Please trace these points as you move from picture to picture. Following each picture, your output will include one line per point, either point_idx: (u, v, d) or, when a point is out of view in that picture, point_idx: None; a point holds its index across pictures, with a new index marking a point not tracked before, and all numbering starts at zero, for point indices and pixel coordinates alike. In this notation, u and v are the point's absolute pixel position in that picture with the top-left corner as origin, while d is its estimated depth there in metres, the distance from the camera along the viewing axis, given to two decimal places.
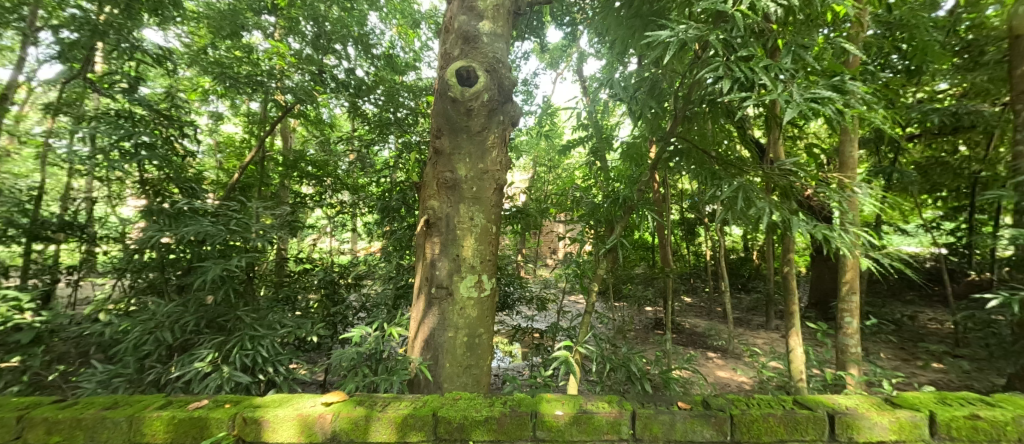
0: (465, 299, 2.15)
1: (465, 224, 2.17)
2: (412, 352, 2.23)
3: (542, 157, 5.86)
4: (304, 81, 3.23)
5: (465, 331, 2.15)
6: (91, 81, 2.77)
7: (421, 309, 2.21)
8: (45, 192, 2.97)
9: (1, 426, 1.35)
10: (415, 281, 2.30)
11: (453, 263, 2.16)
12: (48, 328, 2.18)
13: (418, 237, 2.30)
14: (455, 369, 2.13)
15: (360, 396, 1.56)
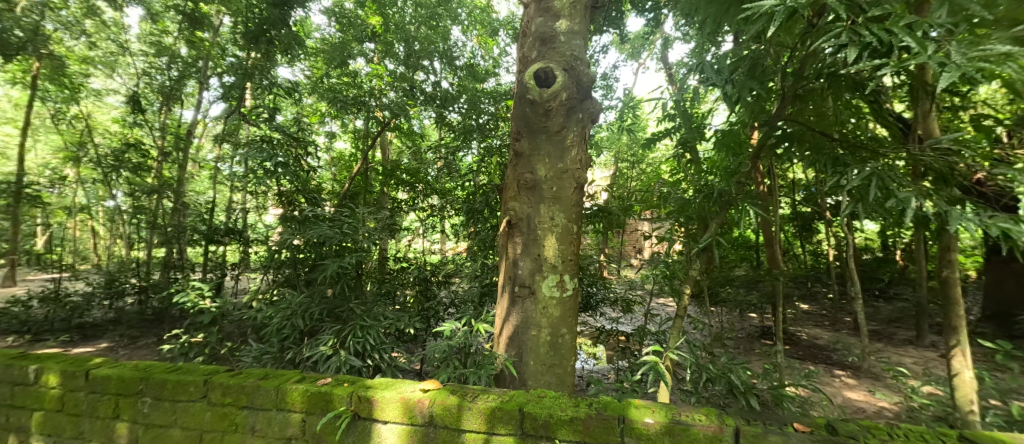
0: (548, 299, 2.18)
1: (546, 224, 2.20)
2: (497, 348, 2.33)
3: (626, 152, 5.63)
4: (398, 97, 3.64)
5: (548, 330, 2.18)
6: (244, 114, 3.46)
7: (505, 307, 2.30)
8: (215, 204, 4.23)
9: (195, 386, 1.77)
10: (499, 280, 2.40)
11: (534, 263, 2.20)
12: (220, 312, 2.75)
13: (501, 237, 2.39)
14: (539, 367, 2.17)
15: (452, 385, 1.68)
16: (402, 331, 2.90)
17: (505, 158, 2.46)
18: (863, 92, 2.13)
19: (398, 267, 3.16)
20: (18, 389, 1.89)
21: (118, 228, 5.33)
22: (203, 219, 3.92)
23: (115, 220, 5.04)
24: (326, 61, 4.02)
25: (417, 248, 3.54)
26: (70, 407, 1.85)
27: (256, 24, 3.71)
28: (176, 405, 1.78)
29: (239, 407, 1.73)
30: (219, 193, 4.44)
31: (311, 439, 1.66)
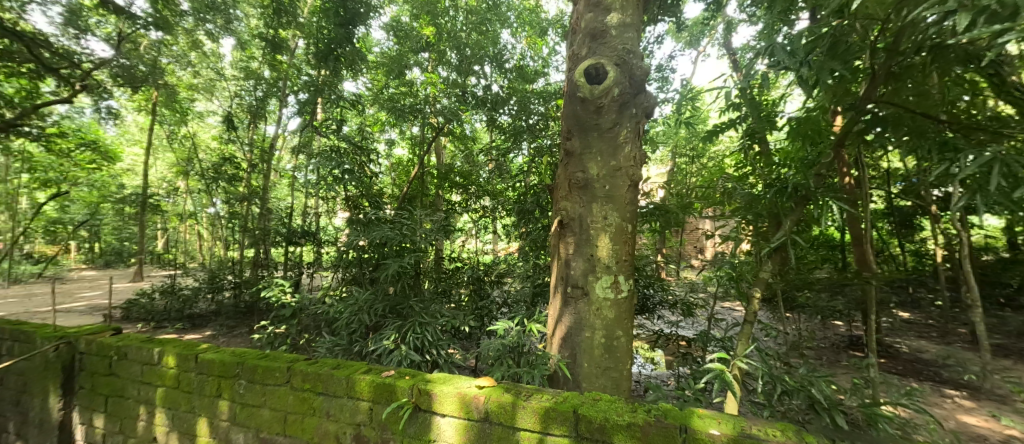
0: (602, 300, 2.13)
1: (599, 224, 2.15)
2: (550, 349, 2.32)
3: (685, 146, 5.33)
4: (451, 103, 3.78)
5: (602, 332, 2.12)
6: (316, 127, 3.81)
7: (558, 307, 2.28)
8: (294, 209, 4.71)
9: (279, 372, 1.98)
10: (551, 280, 2.39)
11: (587, 263, 2.16)
12: (297, 306, 3.05)
13: (553, 238, 2.38)
14: (594, 369, 2.13)
15: (506, 383, 1.71)
16: (457, 329, 3.01)
17: (556, 158, 2.45)
18: (978, 65, 1.82)
19: (453, 267, 3.26)
20: (145, 368, 2.25)
21: (218, 231, 6.13)
22: (284, 223, 4.37)
23: (217, 224, 5.81)
24: (386, 73, 4.34)
25: (470, 248, 3.64)
26: (183, 385, 2.16)
27: (326, 45, 4.18)
28: (265, 387, 2.01)
29: (316, 393, 1.91)
30: (296, 199, 4.91)
31: (377, 426, 1.79)
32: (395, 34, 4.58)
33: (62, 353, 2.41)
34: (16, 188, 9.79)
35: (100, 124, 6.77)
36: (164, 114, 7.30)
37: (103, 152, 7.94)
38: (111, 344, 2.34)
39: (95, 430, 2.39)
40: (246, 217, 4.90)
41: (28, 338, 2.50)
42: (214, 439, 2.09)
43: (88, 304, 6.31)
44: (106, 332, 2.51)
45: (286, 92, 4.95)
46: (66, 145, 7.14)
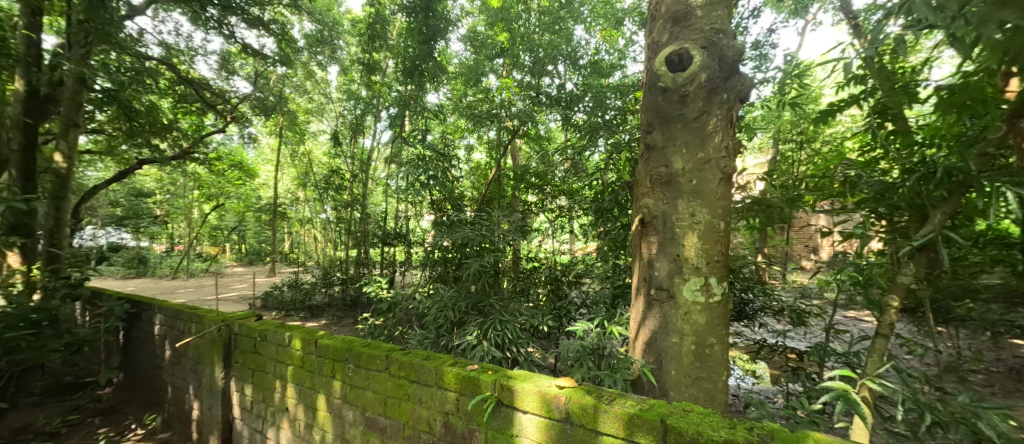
0: (690, 304, 1.96)
1: (685, 221, 1.99)
2: (634, 353, 2.21)
3: (790, 131, 4.67)
4: (525, 105, 3.85)
5: (692, 339, 1.95)
6: (406, 138, 4.19)
7: (641, 310, 2.17)
8: (389, 213, 5.23)
9: (380, 358, 2.21)
10: (633, 282, 2.28)
11: (673, 263, 2.02)
12: (393, 301, 3.38)
13: (634, 237, 2.27)
14: (683, 378, 1.97)
15: (588, 385, 1.67)
16: (536, 328, 3.04)
17: (637, 153, 2.33)
18: None
19: (531, 267, 3.32)
20: (279, 349, 2.69)
21: (329, 234, 7.07)
22: (381, 226, 4.89)
23: (330, 228, 6.71)
24: (465, 82, 4.65)
25: (548, 248, 3.66)
26: (307, 365, 2.54)
27: (412, 62, 4.90)
28: (369, 372, 2.26)
29: (410, 380, 2.09)
30: (390, 204, 5.44)
31: (464, 416, 1.90)
32: (473, 44, 4.74)
33: (223, 333, 3.01)
34: (191, 202, 12.43)
35: (246, 146, 8.28)
36: (289, 135, 8.69)
37: (247, 170, 9.71)
38: (255, 328, 2.85)
39: (245, 397, 2.93)
40: (351, 221, 5.58)
41: (203, 320, 3.18)
42: (330, 414, 2.41)
43: (238, 294, 7.73)
44: (251, 317, 3.07)
45: (377, 105, 5.89)
46: (224, 166, 8.88)
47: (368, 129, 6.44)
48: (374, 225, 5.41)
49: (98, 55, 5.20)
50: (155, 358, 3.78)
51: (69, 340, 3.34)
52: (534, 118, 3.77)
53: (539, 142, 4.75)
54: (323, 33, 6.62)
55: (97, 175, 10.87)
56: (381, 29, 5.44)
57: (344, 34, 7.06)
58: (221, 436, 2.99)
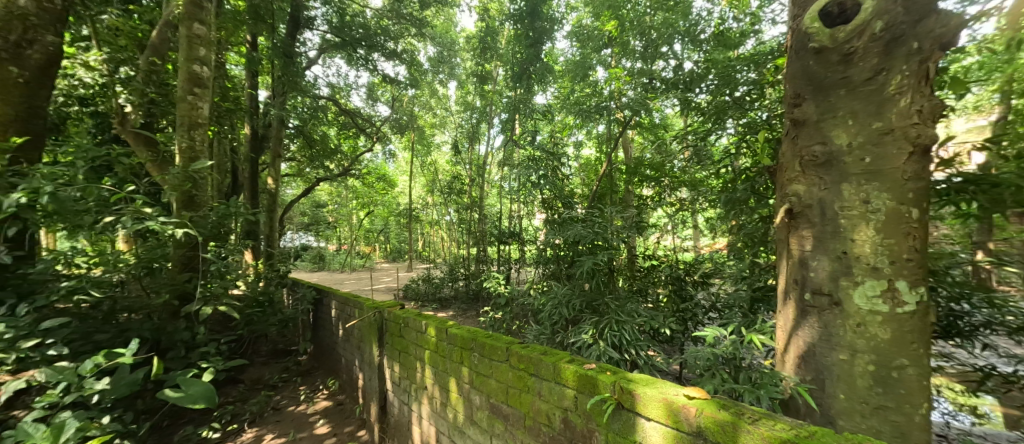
0: (865, 314, 1.59)
1: (855, 209, 1.62)
2: (783, 368, 1.89)
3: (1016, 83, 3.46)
4: (637, 93, 3.66)
5: (870, 358, 1.58)
6: (518, 140, 4.39)
7: (791, 317, 1.84)
8: (503, 213, 5.55)
9: (501, 350, 2.33)
10: (780, 284, 1.95)
11: (836, 263, 1.67)
12: (510, 297, 3.56)
13: (779, 230, 1.94)
14: (856, 405, 1.61)
15: (724, 399, 1.49)
16: (656, 331, 2.87)
17: (782, 130, 1.99)
18: None
19: (649, 265, 3.14)
20: (418, 335, 3.05)
21: (454, 234, 7.81)
22: (497, 226, 5.22)
23: (454, 228, 7.38)
24: (572, 79, 4.90)
25: (669, 247, 3.40)
26: (439, 351, 2.82)
27: (520, 67, 5.23)
28: (492, 362, 2.40)
29: (529, 373, 2.16)
30: (504, 205, 5.75)
31: (583, 415, 1.88)
32: (579, 39, 4.91)
33: (377, 318, 3.55)
34: (351, 210, 15.09)
35: (387, 161, 9.71)
36: (418, 148, 9.86)
37: (388, 180, 11.33)
38: (399, 315, 3.29)
39: (394, 374, 3.40)
40: (472, 222, 6.07)
41: (364, 306, 3.81)
42: (460, 397, 2.64)
43: (386, 286, 9.07)
44: (396, 306, 3.55)
45: (491, 112, 6.33)
46: (372, 179, 10.50)
47: (483, 136, 6.91)
48: (491, 225, 5.78)
49: (293, 101, 6.80)
50: (333, 336, 4.67)
51: (282, 318, 4.33)
52: (649, 105, 3.55)
53: (654, 131, 4.50)
54: (443, 53, 7.73)
55: (291, 192, 13.97)
56: (491, 40, 6.09)
57: (459, 52, 7.81)
58: (379, 404, 3.52)
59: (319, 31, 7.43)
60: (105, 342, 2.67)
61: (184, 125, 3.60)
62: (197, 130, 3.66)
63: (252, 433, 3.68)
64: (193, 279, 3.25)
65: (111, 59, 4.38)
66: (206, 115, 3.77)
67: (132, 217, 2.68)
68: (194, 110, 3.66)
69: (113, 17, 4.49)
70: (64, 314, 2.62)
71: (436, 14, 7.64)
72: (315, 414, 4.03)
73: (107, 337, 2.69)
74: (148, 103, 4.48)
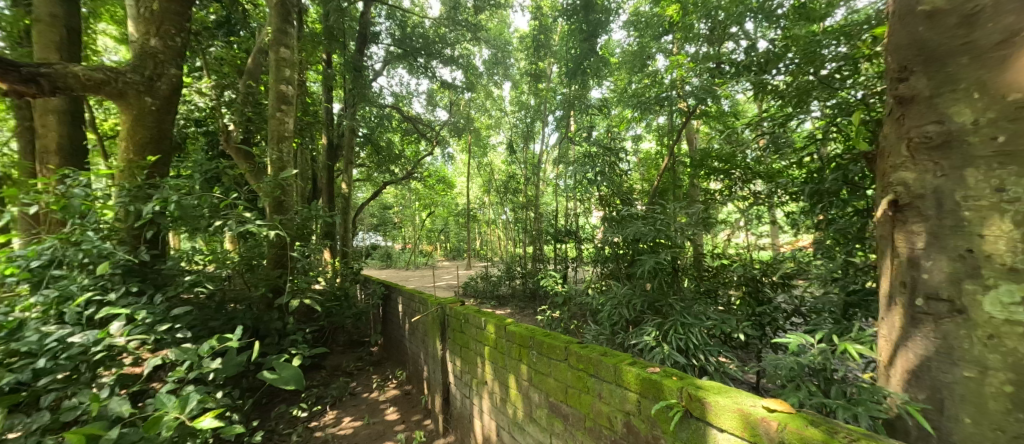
0: (1000, 325, 1.32)
1: (984, 200, 1.37)
2: (888, 383, 1.66)
3: None
4: (703, 80, 3.45)
5: (1008, 378, 1.30)
6: (573, 136, 4.34)
7: (898, 324, 1.62)
8: (559, 211, 5.53)
9: (560, 349, 2.30)
10: (883, 287, 1.73)
11: (958, 263, 1.43)
12: (567, 296, 3.55)
13: (881, 226, 1.72)
14: (986, 432, 1.34)
15: (812, 415, 1.34)
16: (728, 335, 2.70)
17: (884, 109, 1.77)
18: None
19: (719, 265, 2.98)
20: (478, 332, 3.12)
21: (510, 233, 7.92)
22: (552, 225, 5.21)
23: (510, 227, 7.47)
24: (628, 70, 4.63)
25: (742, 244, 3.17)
26: (498, 347, 2.87)
27: (575, 63, 5.18)
28: (551, 361, 2.38)
29: (589, 374, 2.12)
30: (559, 203, 5.72)
31: (647, 420, 1.80)
32: (636, 29, 4.76)
33: (439, 313, 3.69)
34: (414, 211, 15.89)
35: (446, 163, 10.08)
36: (475, 150, 10.11)
37: (447, 181, 11.78)
38: (460, 312, 3.39)
39: (455, 367, 3.52)
40: (528, 221, 6.12)
41: (428, 302, 3.98)
42: (519, 393, 2.66)
43: (447, 284, 9.43)
44: (457, 302, 3.66)
45: (546, 110, 6.33)
46: (432, 181, 10.97)
47: (538, 134, 6.93)
48: (547, 223, 5.79)
49: (362, 111, 7.32)
50: (400, 330, 4.93)
51: (356, 312, 4.66)
52: (717, 91, 3.33)
53: (720, 120, 4.23)
54: (497, 55, 7.90)
55: (360, 195, 15.02)
56: (545, 38, 6.13)
57: (513, 52, 7.93)
58: (442, 396, 3.66)
59: (383, 44, 7.92)
60: (217, 328, 3.07)
61: (273, 138, 4.01)
62: (285, 142, 4.05)
63: (333, 415, 4.01)
64: (284, 274, 3.64)
65: (216, 85, 5.04)
66: (291, 128, 4.14)
67: (236, 221, 3.10)
68: (282, 124, 4.05)
69: (218, 48, 5.49)
70: (188, 303, 3.03)
71: (490, 18, 7.83)
72: (386, 402, 4.29)
73: (219, 324, 3.11)
74: (246, 120, 5.09)
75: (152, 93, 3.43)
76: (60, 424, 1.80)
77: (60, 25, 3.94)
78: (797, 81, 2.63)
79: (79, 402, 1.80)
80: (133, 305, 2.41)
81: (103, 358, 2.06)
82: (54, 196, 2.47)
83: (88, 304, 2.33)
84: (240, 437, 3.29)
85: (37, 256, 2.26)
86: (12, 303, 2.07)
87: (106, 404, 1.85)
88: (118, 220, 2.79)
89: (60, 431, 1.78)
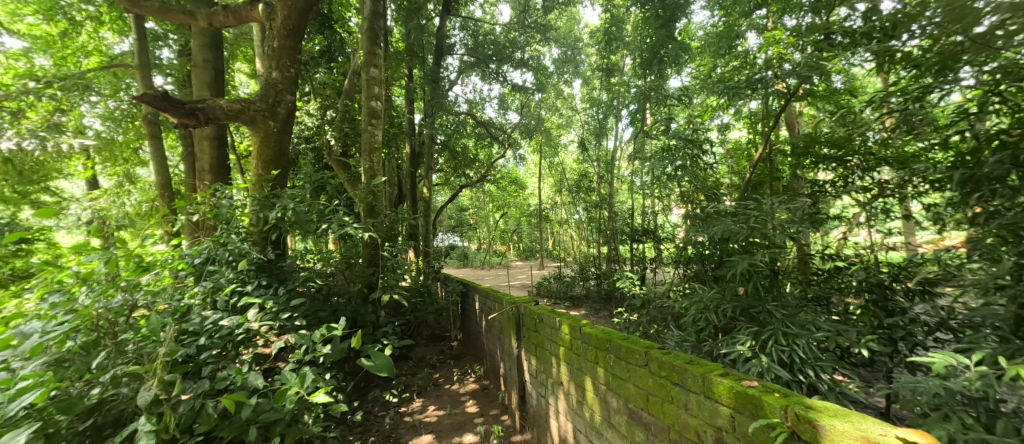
0: None
1: None
2: None
3: None
4: (807, 55, 3.05)
5: None
6: (650, 130, 4.17)
7: None
8: (636, 208, 5.32)
9: (639, 354, 2.20)
10: None
11: None
12: (647, 298, 3.44)
13: None
14: None
15: None
16: (844, 350, 2.41)
17: None
18: None
19: (831, 267, 2.74)
20: (553, 332, 3.10)
21: (583, 232, 7.77)
22: (629, 224, 5.03)
23: (584, 226, 7.33)
24: (714, 54, 4.28)
25: (862, 244, 2.76)
26: (573, 348, 2.82)
27: (651, 53, 4.97)
28: (630, 366, 2.28)
29: (673, 382, 1.99)
30: (635, 201, 5.51)
31: (744, 438, 1.63)
32: (721, 9, 4.40)
33: (515, 312, 3.75)
34: (488, 212, 16.36)
35: (518, 165, 10.21)
36: (546, 150, 10.11)
37: (519, 182, 11.94)
38: (535, 311, 3.40)
39: (531, 366, 3.54)
40: (601, 220, 5.95)
41: (503, 300, 4.06)
42: (597, 397, 2.59)
43: (521, 283, 9.57)
44: (531, 302, 3.67)
45: (620, 104, 6.13)
46: (505, 182, 11.21)
47: (611, 130, 6.75)
48: (622, 222, 5.59)
49: (440, 120, 7.73)
50: (478, 326, 5.10)
51: (438, 307, 4.92)
52: (826, 67, 2.86)
53: (829, 99, 3.70)
54: (568, 53, 7.90)
55: (439, 198, 15.91)
56: (617, 30, 5.93)
57: (583, 48, 7.81)
58: (518, 394, 3.71)
59: (458, 54, 8.30)
60: (325, 318, 3.47)
61: (366, 150, 4.39)
62: (376, 153, 4.41)
63: (419, 403, 4.29)
64: (376, 272, 3.94)
65: (321, 106, 5.97)
66: (380, 139, 4.50)
67: (338, 224, 3.46)
68: (373, 137, 4.42)
69: (322, 74, 6.31)
70: (302, 295, 3.47)
71: (559, 16, 7.77)
72: (465, 394, 4.47)
73: (326, 315, 3.51)
74: (344, 134, 5.68)
75: (275, 118, 3.98)
76: (215, 391, 2.17)
77: (210, 68, 4.73)
78: (938, 45, 2.25)
79: (229, 374, 2.15)
80: (262, 295, 2.82)
81: (243, 339, 2.46)
82: (209, 206, 3.03)
83: (232, 294, 2.79)
84: (343, 415, 3.67)
85: (198, 254, 2.77)
86: (183, 291, 2.55)
87: (246, 377, 2.18)
88: (252, 225, 3.29)
89: (214, 396, 2.16)
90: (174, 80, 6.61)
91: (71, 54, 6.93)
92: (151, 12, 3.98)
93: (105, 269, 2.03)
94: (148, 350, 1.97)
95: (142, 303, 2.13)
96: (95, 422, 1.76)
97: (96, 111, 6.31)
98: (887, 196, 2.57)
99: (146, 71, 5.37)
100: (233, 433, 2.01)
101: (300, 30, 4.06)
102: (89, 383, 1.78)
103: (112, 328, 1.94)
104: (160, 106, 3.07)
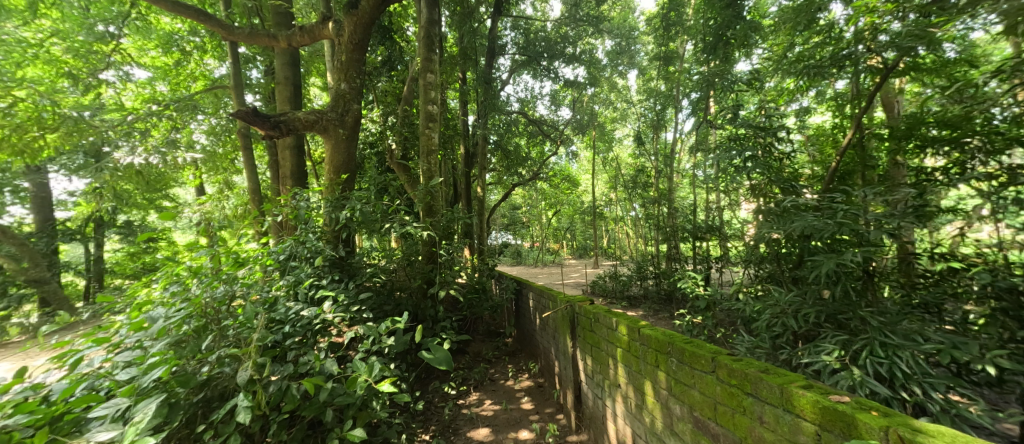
0: None
1: None
2: None
3: None
4: (908, 24, 2.68)
5: None
6: (715, 119, 3.93)
7: None
8: (699, 203, 5.05)
9: (705, 359, 2.08)
10: None
11: None
12: (714, 299, 3.25)
13: None
14: None
15: None
16: (960, 364, 2.10)
17: None
18: None
19: (944, 269, 2.37)
20: (610, 332, 3.01)
21: (641, 230, 7.47)
22: (691, 221, 4.84)
23: (641, 222, 7.07)
24: (788, 32, 3.90)
25: (983, 241, 2.32)
26: (632, 350, 2.73)
27: (716, 37, 4.80)
28: (694, 371, 2.15)
29: (744, 392, 1.85)
30: (697, 196, 5.26)
31: None
32: None
33: (569, 311, 3.70)
34: (540, 211, 16.33)
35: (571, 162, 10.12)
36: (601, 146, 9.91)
37: (572, 180, 11.86)
38: (590, 309, 3.33)
39: (587, 366, 3.47)
40: (659, 217, 5.70)
41: (558, 299, 4.03)
42: (657, 402, 2.48)
43: (575, 282, 9.43)
44: (587, 301, 3.59)
45: (680, 94, 5.85)
46: (558, 179, 11.15)
47: (670, 121, 6.48)
48: (683, 220, 5.31)
49: (494, 119, 7.87)
50: (533, 324, 5.09)
51: (493, 305, 4.99)
52: (936, 33, 2.56)
53: (935, 73, 3.23)
54: (622, 44, 7.70)
55: (493, 197, 16.18)
56: (677, 16, 5.64)
57: (639, 37, 7.62)
58: (574, 393, 3.66)
59: (509, 54, 8.35)
60: (390, 311, 3.67)
61: (424, 152, 4.54)
62: (433, 154, 4.56)
63: (476, 396, 4.40)
64: (435, 269, 4.10)
65: (383, 113, 6.31)
66: (436, 140, 4.64)
67: (400, 224, 3.63)
68: (431, 139, 4.58)
69: (383, 81, 6.65)
70: (371, 290, 3.72)
71: (613, 7, 7.61)
72: (520, 391, 4.51)
73: (392, 308, 3.73)
74: (404, 137, 5.97)
75: (344, 125, 4.29)
76: (299, 374, 2.38)
77: (289, 84, 5.17)
78: None
79: (309, 360, 2.33)
80: (336, 289, 3.06)
81: (321, 330, 2.68)
82: (290, 208, 3.34)
83: (312, 287, 3.06)
84: (407, 404, 3.85)
85: (282, 251, 3.07)
86: (272, 284, 2.81)
87: (324, 364, 2.35)
88: (326, 225, 3.56)
89: (297, 379, 2.34)
90: (262, 97, 7.36)
91: (183, 79, 7.96)
92: (243, 38, 4.43)
93: (210, 264, 2.34)
94: (244, 335, 2.19)
95: (240, 293, 2.39)
96: (205, 395, 1.97)
97: (203, 127, 7.07)
98: (1022, 183, 2.15)
99: (240, 90, 5.97)
100: (312, 413, 2.17)
101: (364, 42, 4.32)
102: (201, 362, 2.00)
103: (217, 315, 2.18)
104: (248, 120, 3.47)
